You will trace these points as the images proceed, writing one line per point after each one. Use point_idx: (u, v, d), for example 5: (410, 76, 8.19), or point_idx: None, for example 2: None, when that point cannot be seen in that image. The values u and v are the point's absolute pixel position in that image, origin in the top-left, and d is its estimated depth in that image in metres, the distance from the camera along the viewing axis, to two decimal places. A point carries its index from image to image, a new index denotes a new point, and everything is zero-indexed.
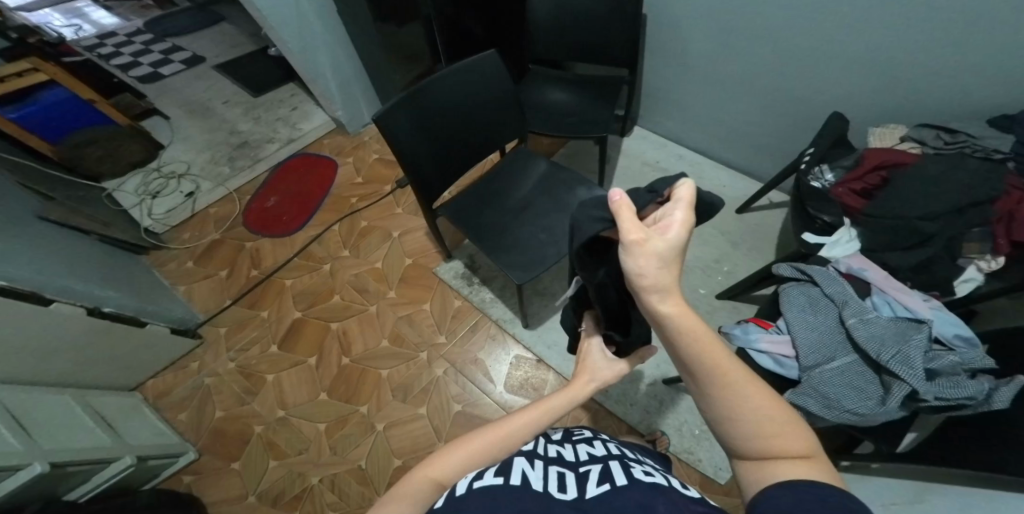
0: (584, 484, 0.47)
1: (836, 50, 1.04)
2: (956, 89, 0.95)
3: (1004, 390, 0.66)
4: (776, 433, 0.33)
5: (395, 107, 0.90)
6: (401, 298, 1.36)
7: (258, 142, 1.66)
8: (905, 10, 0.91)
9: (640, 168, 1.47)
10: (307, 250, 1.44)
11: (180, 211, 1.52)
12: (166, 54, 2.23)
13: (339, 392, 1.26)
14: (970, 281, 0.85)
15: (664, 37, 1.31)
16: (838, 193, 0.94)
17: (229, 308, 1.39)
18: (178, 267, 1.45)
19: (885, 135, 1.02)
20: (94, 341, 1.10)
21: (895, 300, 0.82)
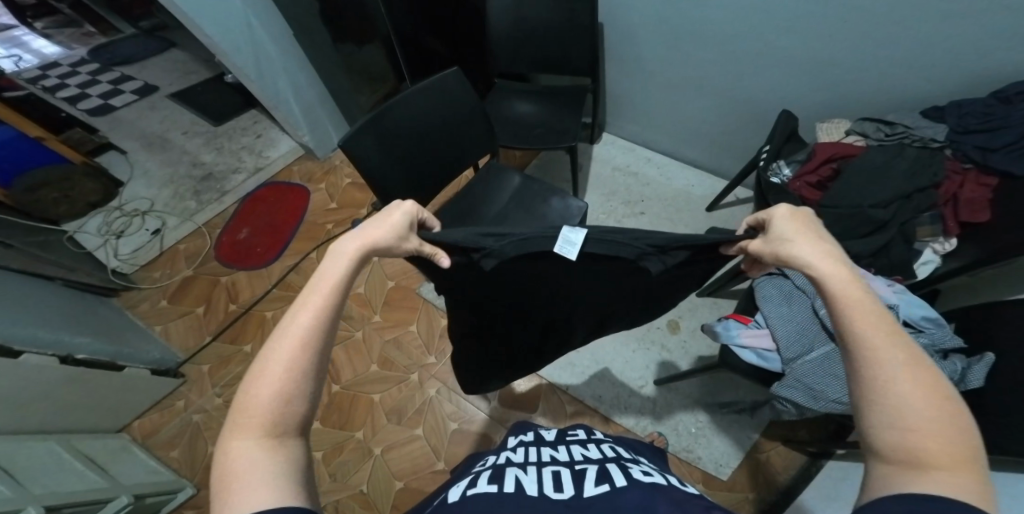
0: (583, 486, 0.52)
1: (782, 51, 1.10)
2: (895, 82, 1.02)
3: (977, 370, 0.77)
4: (924, 430, 0.31)
5: (360, 131, 0.89)
6: (386, 321, 1.35)
7: (223, 174, 1.62)
8: (838, 13, 0.97)
9: (611, 173, 1.51)
10: (285, 281, 1.42)
11: (149, 249, 1.48)
12: (115, 84, 2.14)
13: (333, 420, 1.25)
14: (928, 264, 0.92)
15: (622, 45, 1.34)
16: (795, 187, 1.01)
17: (211, 344, 1.37)
18: (151, 306, 1.41)
19: (831, 130, 1.08)
20: (69, 390, 1.06)
21: (864, 288, 0.89)
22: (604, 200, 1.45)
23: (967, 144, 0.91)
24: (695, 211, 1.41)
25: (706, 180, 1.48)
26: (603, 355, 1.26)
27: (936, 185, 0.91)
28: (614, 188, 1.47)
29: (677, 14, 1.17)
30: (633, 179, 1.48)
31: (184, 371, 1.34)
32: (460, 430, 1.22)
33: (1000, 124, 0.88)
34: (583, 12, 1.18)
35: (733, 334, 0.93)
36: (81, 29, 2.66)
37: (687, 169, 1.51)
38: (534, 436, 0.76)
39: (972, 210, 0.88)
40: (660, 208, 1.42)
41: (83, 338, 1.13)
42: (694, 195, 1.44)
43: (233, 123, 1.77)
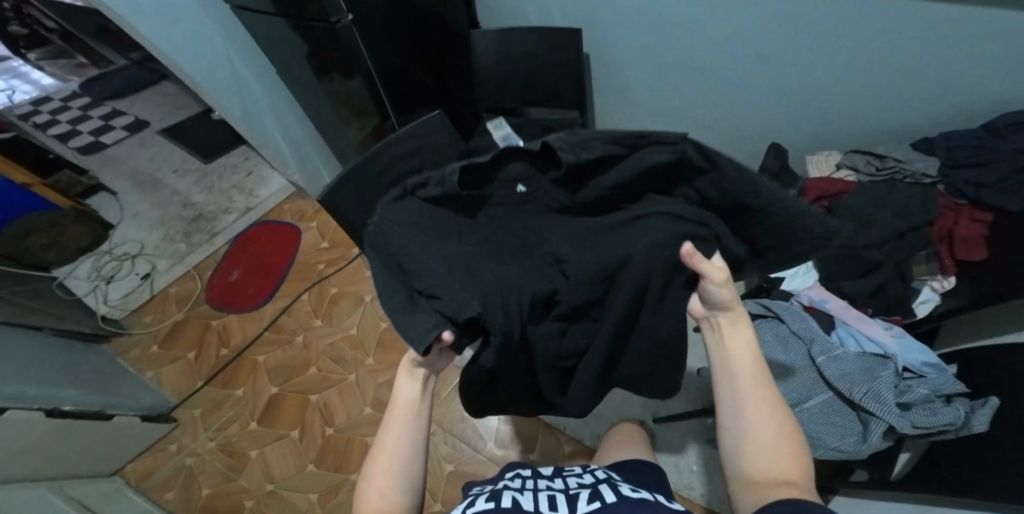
0: (575, 503, 0.53)
1: (774, 83, 1.08)
2: (885, 115, 1.01)
3: (981, 413, 0.74)
4: (773, 457, 0.44)
5: (343, 180, 0.82)
6: (379, 364, 1.34)
7: (213, 215, 1.63)
8: (823, 51, 0.96)
9: None
10: (276, 323, 1.43)
11: (139, 293, 1.49)
12: (107, 119, 2.14)
13: (327, 463, 1.22)
14: (927, 303, 0.91)
15: (612, 76, 1.33)
16: None
17: (202, 389, 1.35)
18: (142, 352, 1.40)
19: (821, 162, 1.08)
20: (56, 443, 1.03)
21: (859, 332, 0.90)
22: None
23: (960, 179, 0.88)
24: None
25: None
26: (600, 392, 1.24)
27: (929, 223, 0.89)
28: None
29: (661, 48, 1.17)
30: None
31: (176, 416, 1.32)
32: (457, 472, 1.19)
33: (991, 158, 0.84)
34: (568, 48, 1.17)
35: None
36: (75, 61, 2.66)
37: None
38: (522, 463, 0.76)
39: (968, 248, 0.85)
40: None
41: (73, 390, 1.11)
42: None
43: (223, 160, 1.77)
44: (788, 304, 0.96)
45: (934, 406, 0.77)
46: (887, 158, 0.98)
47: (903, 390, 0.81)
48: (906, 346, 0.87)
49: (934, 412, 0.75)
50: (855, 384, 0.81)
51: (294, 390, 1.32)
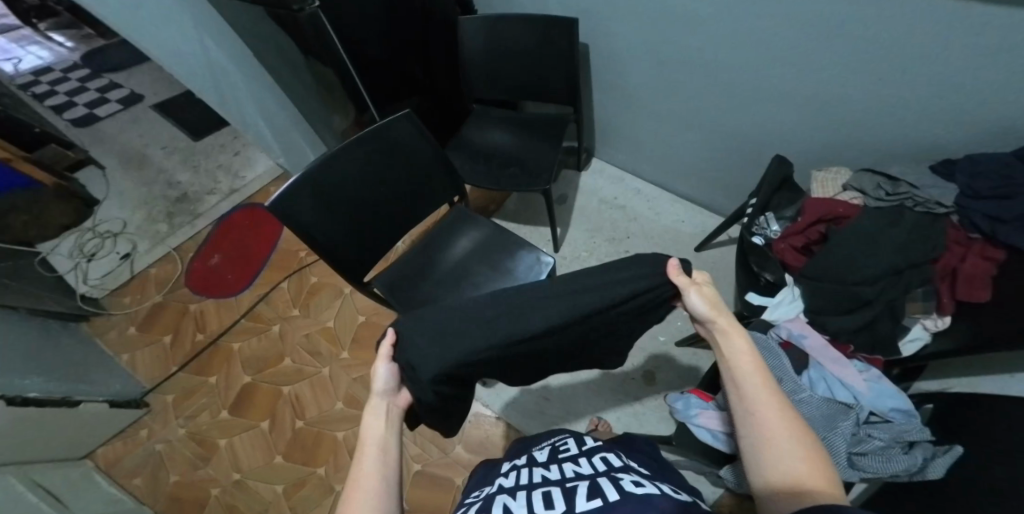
0: (573, 499, 0.54)
1: (778, 87, 1.00)
2: (896, 129, 0.92)
3: (939, 461, 0.69)
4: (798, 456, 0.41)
5: (298, 189, 0.93)
6: (354, 359, 1.32)
7: (196, 196, 1.67)
8: (835, 54, 0.88)
9: (597, 207, 1.43)
10: (254, 311, 1.44)
11: (118, 273, 1.54)
12: (103, 92, 2.11)
13: (296, 456, 1.20)
14: (916, 341, 0.86)
15: (609, 72, 1.24)
16: (779, 249, 0.99)
17: (176, 375, 1.37)
18: (119, 335, 1.45)
19: (826, 182, 1.00)
20: (21, 432, 1.01)
21: (832, 374, 0.86)
22: (585, 236, 1.38)
23: (977, 212, 0.82)
24: (681, 250, 1.32)
25: (695, 216, 1.38)
26: (575, 404, 1.20)
27: (934, 259, 0.84)
28: (598, 223, 1.40)
29: (661, 42, 1.09)
30: (619, 213, 1.40)
31: (148, 401, 1.34)
32: (422, 473, 1.16)
33: (1015, 193, 0.78)
34: (561, 39, 1.10)
35: (690, 414, 0.90)
36: (81, 31, 2.64)
37: (677, 204, 1.41)
38: (527, 456, 0.76)
39: (970, 289, 0.81)
40: (645, 244, 1.34)
41: (37, 376, 1.10)
42: (682, 232, 1.35)
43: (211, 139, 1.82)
44: (766, 337, 0.90)
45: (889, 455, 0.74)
46: (897, 182, 0.90)
47: (860, 439, 0.79)
48: (877, 391, 0.83)
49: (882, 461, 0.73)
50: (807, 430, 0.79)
51: (267, 381, 1.32)
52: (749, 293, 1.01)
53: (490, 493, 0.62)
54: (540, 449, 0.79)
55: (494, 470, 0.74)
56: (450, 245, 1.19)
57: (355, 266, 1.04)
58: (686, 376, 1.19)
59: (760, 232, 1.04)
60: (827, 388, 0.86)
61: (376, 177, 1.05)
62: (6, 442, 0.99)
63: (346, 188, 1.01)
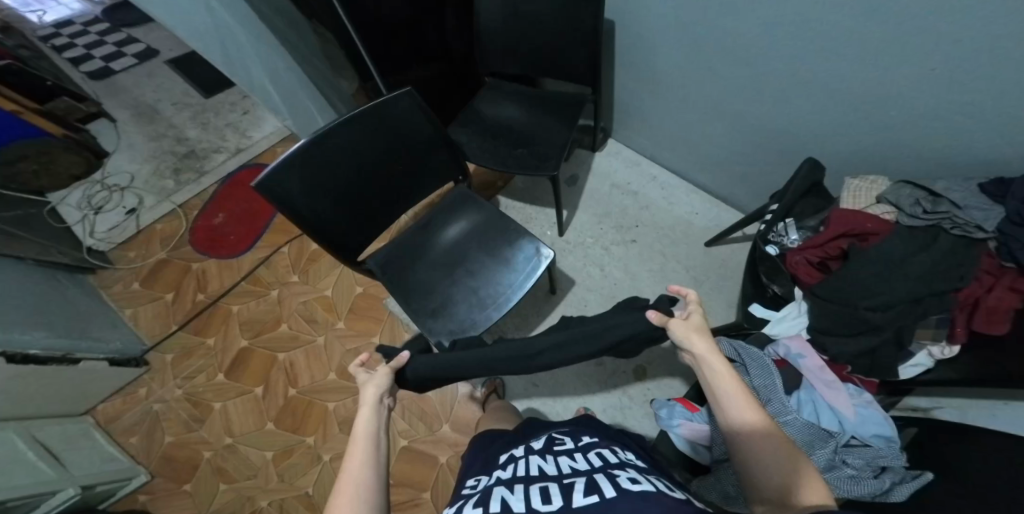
0: (570, 494, 0.54)
1: (812, 81, 0.91)
2: (942, 135, 0.83)
3: (903, 485, 0.66)
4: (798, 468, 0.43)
5: (288, 164, 0.89)
6: (350, 330, 1.32)
7: (203, 153, 1.67)
8: (887, 47, 0.77)
9: (608, 191, 1.35)
10: (254, 275, 1.45)
11: (124, 228, 1.59)
12: (119, 47, 2.08)
13: (286, 423, 1.24)
14: (917, 367, 0.82)
15: (632, 49, 1.15)
16: (793, 261, 0.91)
17: (175, 334, 1.40)
18: (123, 289, 1.49)
19: (861, 190, 0.91)
20: (20, 386, 1.06)
21: (823, 398, 0.80)
22: (592, 221, 1.31)
23: (1017, 241, 0.73)
24: (692, 244, 1.25)
25: (712, 209, 1.30)
26: (565, 394, 1.17)
27: (955, 287, 0.77)
28: (608, 208, 1.32)
29: (692, 19, 0.99)
30: (631, 199, 1.32)
31: (148, 359, 1.37)
32: (408, 448, 1.17)
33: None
34: (582, 11, 1.01)
35: (672, 424, 0.86)
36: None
37: (693, 195, 1.33)
38: (524, 445, 0.77)
39: (989, 322, 0.75)
40: (654, 236, 1.27)
41: (35, 332, 1.13)
42: (694, 226, 1.28)
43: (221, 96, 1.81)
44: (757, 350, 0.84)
45: (858, 480, 0.69)
46: (938, 197, 0.81)
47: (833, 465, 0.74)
48: (863, 416, 0.77)
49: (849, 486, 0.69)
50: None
51: (263, 346, 1.34)
52: (753, 305, 0.99)
53: (489, 485, 0.64)
54: (537, 442, 0.79)
55: (493, 464, 0.74)
56: (444, 227, 1.18)
57: (343, 243, 1.03)
58: (681, 376, 1.15)
59: (776, 240, 0.96)
60: (814, 411, 0.80)
61: (375, 158, 1.02)
62: (6, 395, 1.03)
63: (337, 165, 0.96)
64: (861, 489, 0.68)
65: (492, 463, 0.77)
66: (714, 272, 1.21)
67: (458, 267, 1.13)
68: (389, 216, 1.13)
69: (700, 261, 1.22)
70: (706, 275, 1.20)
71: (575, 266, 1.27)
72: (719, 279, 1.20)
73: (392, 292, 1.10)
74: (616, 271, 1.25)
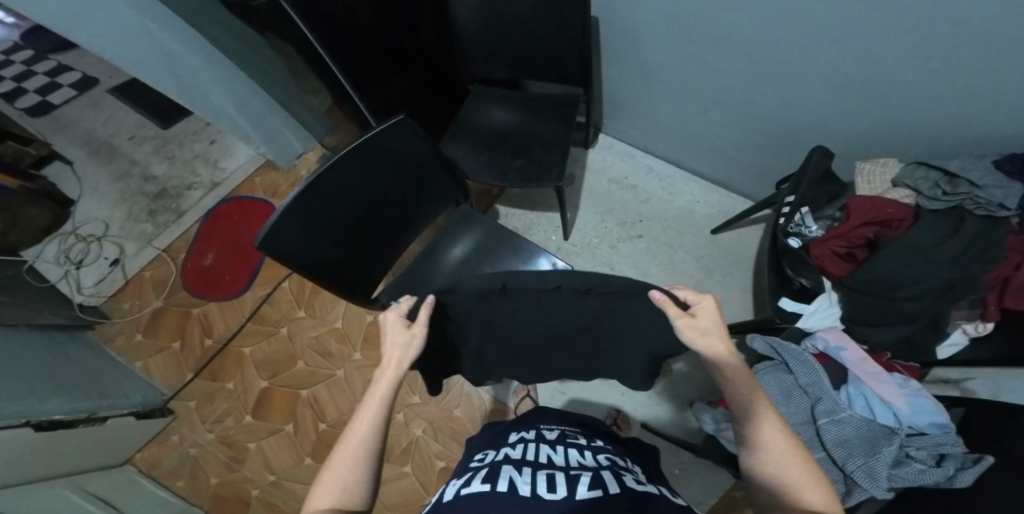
0: (575, 486, 0.55)
1: (813, 68, 0.87)
2: (947, 118, 0.82)
3: (966, 471, 0.70)
4: (801, 475, 0.41)
5: (287, 213, 0.83)
6: (367, 360, 1.32)
7: (178, 191, 1.59)
8: (901, 34, 0.73)
9: (607, 188, 1.32)
10: (259, 313, 1.42)
11: (112, 279, 1.53)
12: (53, 77, 1.89)
13: (323, 456, 1.25)
14: (954, 346, 0.86)
15: (619, 44, 1.09)
16: (818, 255, 0.91)
17: (192, 382, 1.39)
18: (127, 341, 1.45)
19: (874, 174, 0.93)
20: (56, 454, 1.05)
21: (873, 392, 0.83)
22: (595, 219, 1.29)
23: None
24: (697, 233, 1.25)
25: (713, 196, 1.29)
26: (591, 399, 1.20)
27: (989, 270, 0.79)
28: (609, 205, 1.30)
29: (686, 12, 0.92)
30: (631, 194, 1.30)
31: (172, 408, 1.37)
32: (446, 468, 1.19)
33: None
34: (570, 11, 0.93)
35: (722, 430, 0.88)
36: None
37: (691, 182, 1.31)
38: (534, 433, 0.79)
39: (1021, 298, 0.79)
40: (658, 230, 1.27)
41: (55, 399, 1.10)
42: (698, 214, 1.27)
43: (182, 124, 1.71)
44: (798, 348, 0.87)
45: (918, 467, 0.73)
46: (955, 179, 0.81)
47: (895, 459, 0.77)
48: (914, 405, 0.80)
49: (913, 470, 0.72)
50: (840, 448, 0.78)
51: (284, 384, 1.34)
52: (780, 298, 0.96)
53: (498, 461, 0.65)
54: (557, 430, 0.82)
55: (503, 441, 0.78)
56: (453, 246, 1.16)
57: (349, 282, 0.97)
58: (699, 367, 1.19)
59: (796, 232, 0.95)
60: (865, 405, 0.83)
61: (372, 192, 0.96)
62: (46, 465, 1.03)
63: (335, 206, 0.90)
64: (925, 475, 0.72)
65: (501, 440, 0.81)
66: (722, 260, 1.22)
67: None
68: (394, 248, 1.09)
69: (708, 252, 1.23)
70: (717, 263, 1.21)
71: (584, 268, 1.26)
72: (728, 267, 1.21)
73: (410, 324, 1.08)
74: (627, 269, 1.24)
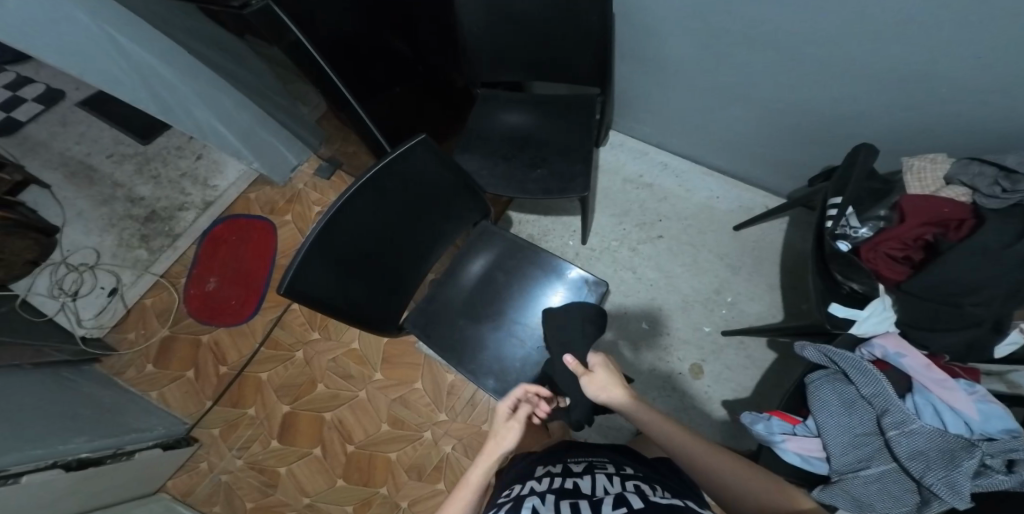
0: (600, 508, 0.54)
1: (849, 59, 0.81)
2: (993, 111, 0.77)
3: None
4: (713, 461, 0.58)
5: (310, 251, 0.76)
6: (388, 379, 1.30)
7: (168, 214, 1.51)
8: (960, 19, 0.66)
9: (621, 188, 1.26)
10: (272, 338, 1.38)
11: (113, 310, 1.45)
12: (11, 89, 1.72)
13: (356, 477, 1.22)
14: (1011, 344, 0.84)
15: (632, 37, 1.00)
16: (870, 258, 0.87)
17: (212, 409, 1.35)
18: (138, 373, 1.39)
19: (922, 172, 0.87)
20: (85, 497, 1.02)
21: (940, 400, 0.81)
22: (613, 222, 1.24)
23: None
24: (719, 231, 1.21)
25: (731, 190, 1.24)
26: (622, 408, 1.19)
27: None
28: (625, 206, 1.25)
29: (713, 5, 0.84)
30: (647, 193, 1.25)
31: (195, 436, 1.33)
32: None
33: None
34: (587, 8, 0.86)
35: (776, 438, 0.90)
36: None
37: (708, 176, 1.25)
38: (562, 467, 0.77)
39: None
40: (678, 231, 1.22)
41: (76, 438, 1.07)
42: (717, 210, 1.22)
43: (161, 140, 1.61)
44: (855, 355, 0.85)
45: (995, 473, 0.71)
46: (1013, 176, 0.77)
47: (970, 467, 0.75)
48: (987, 412, 0.78)
49: (990, 479, 0.71)
50: (912, 458, 0.77)
51: (307, 408, 1.30)
52: (829, 304, 0.89)
53: (522, 494, 0.64)
54: (584, 457, 0.80)
55: (529, 476, 0.75)
56: (472, 264, 1.11)
57: (373, 316, 0.91)
58: None
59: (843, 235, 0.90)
60: (935, 414, 0.80)
61: (393, 217, 0.89)
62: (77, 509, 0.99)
63: (356, 237, 0.84)
64: (1002, 480, 0.70)
65: (527, 476, 0.78)
66: (746, 258, 1.18)
67: (495, 310, 1.08)
68: (419, 274, 1.03)
69: (729, 250, 1.19)
70: (741, 261, 1.18)
71: (606, 273, 1.21)
72: (752, 265, 1.18)
73: (441, 353, 1.04)
74: (649, 271, 1.20)
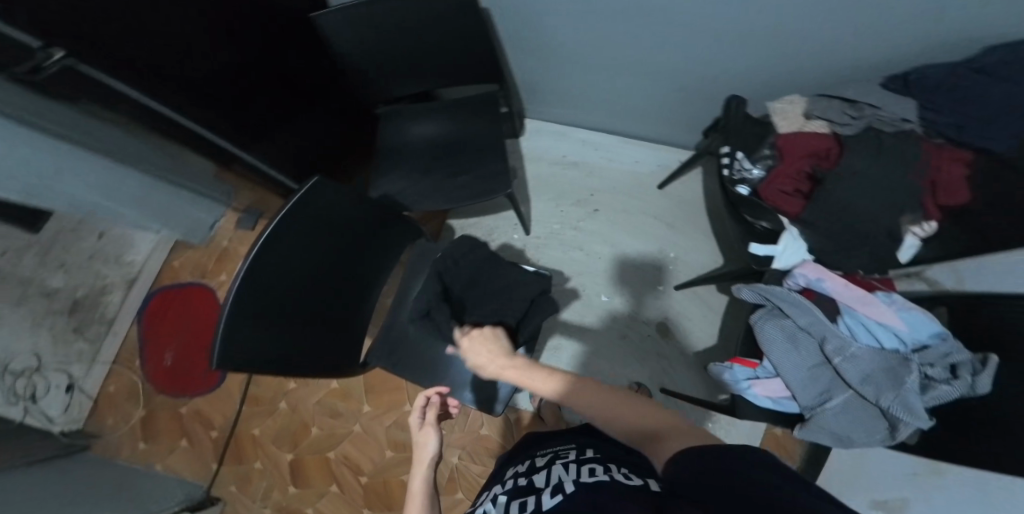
0: (542, 500, 0.56)
1: (738, 22, 0.77)
2: (875, 54, 0.77)
3: (984, 376, 0.73)
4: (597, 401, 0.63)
5: (234, 315, 0.69)
6: (377, 408, 1.34)
7: (93, 301, 1.41)
8: None
9: (551, 173, 1.26)
10: (249, 394, 1.40)
11: (80, 404, 1.38)
12: None
13: (377, 504, 1.29)
14: (910, 248, 0.80)
15: (519, 28, 0.93)
16: (769, 196, 0.85)
17: (221, 470, 1.37)
18: (132, 453, 1.39)
19: (784, 110, 0.85)
20: None
21: (868, 318, 0.87)
22: (551, 207, 1.25)
23: (943, 124, 0.74)
24: (651, 195, 1.24)
25: (655, 150, 1.23)
26: None
27: (921, 179, 0.76)
28: (559, 190, 1.25)
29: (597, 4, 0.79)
30: (575, 173, 1.25)
31: (217, 494, 1.35)
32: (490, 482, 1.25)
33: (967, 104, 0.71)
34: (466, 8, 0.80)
35: (743, 385, 0.96)
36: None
37: (630, 143, 1.25)
38: (526, 468, 0.79)
39: (952, 193, 0.74)
40: (613, 200, 1.23)
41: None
42: (646, 174, 1.23)
43: None
44: (784, 290, 0.91)
45: (935, 384, 0.78)
46: (860, 103, 0.79)
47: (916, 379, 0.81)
48: (915, 321, 0.84)
49: (939, 391, 0.77)
50: (867, 386, 0.83)
51: (310, 452, 1.34)
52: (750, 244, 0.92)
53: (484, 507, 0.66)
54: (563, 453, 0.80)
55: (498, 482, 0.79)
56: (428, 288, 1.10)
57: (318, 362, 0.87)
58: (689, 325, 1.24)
59: (740, 178, 0.89)
60: (867, 333, 0.86)
61: (314, 257, 0.83)
62: None
63: (280, 287, 0.77)
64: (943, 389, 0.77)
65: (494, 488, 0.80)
66: (681, 212, 1.21)
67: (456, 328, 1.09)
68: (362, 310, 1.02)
69: (665, 210, 1.21)
70: (678, 216, 1.20)
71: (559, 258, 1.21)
72: (689, 218, 1.21)
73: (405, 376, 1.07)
74: (596, 246, 1.22)
